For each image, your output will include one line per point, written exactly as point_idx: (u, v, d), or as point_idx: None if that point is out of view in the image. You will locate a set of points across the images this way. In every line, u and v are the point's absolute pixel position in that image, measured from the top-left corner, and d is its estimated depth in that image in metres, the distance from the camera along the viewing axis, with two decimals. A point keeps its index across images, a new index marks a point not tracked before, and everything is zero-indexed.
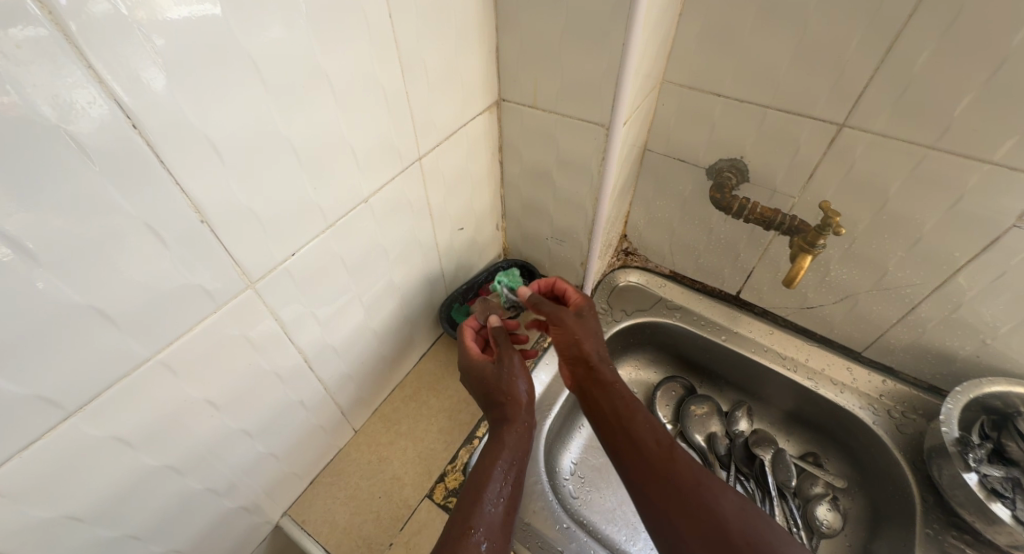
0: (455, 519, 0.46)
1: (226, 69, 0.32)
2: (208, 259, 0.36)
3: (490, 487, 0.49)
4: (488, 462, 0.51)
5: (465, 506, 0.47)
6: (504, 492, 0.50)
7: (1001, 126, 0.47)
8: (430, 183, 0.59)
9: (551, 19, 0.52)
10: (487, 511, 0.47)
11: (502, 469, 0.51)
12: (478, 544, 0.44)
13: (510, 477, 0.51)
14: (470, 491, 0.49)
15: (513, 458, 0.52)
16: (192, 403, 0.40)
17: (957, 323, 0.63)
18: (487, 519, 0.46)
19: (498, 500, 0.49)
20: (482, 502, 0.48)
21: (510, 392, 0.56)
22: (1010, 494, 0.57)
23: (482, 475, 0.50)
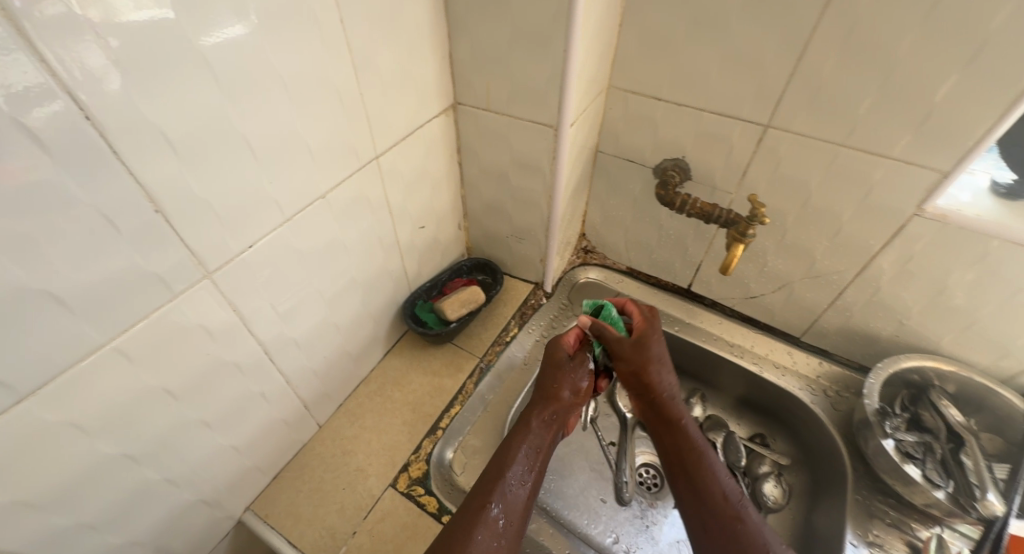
0: (476, 494, 0.51)
1: (179, 68, 0.34)
2: (162, 248, 0.37)
3: (514, 469, 0.53)
4: (517, 445, 0.56)
5: (486, 483, 0.52)
6: (527, 477, 0.54)
7: (897, 125, 0.53)
8: (389, 182, 0.62)
9: (498, 26, 0.56)
10: (509, 490, 0.52)
11: (528, 454, 0.56)
12: (495, 519, 0.49)
13: (535, 464, 0.55)
14: (494, 468, 0.53)
15: (539, 445, 0.57)
16: (149, 390, 0.41)
17: (877, 305, 0.69)
18: (507, 500, 0.51)
19: (521, 484, 0.53)
20: (503, 482, 0.52)
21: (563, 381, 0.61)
22: (920, 457, 0.63)
23: (507, 455, 0.55)
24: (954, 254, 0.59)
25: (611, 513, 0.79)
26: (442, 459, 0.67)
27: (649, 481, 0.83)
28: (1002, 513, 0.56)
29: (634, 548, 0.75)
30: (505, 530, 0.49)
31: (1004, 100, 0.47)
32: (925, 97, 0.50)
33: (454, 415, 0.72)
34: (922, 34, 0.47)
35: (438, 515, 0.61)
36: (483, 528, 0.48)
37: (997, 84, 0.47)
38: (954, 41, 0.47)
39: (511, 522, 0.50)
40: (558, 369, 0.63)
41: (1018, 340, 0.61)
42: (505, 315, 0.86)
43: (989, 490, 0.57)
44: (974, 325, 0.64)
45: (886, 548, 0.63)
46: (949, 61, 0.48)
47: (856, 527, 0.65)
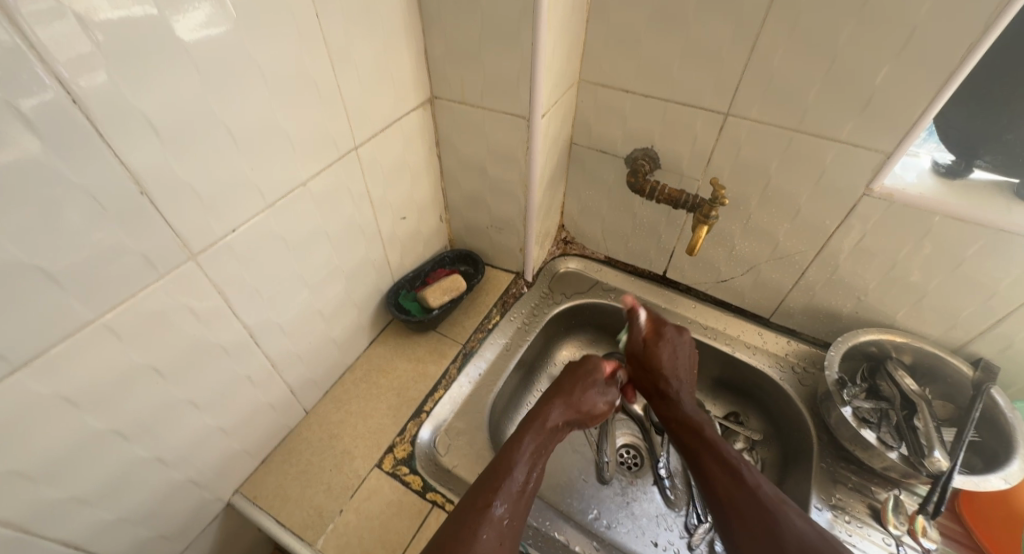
0: (482, 491, 0.55)
1: (162, 59, 0.36)
2: (148, 229, 0.40)
3: (519, 469, 0.58)
4: (522, 446, 0.61)
5: (491, 480, 0.56)
6: (530, 475, 0.59)
7: (843, 110, 0.58)
8: (369, 174, 0.64)
9: (470, 22, 0.59)
10: (513, 483, 0.56)
11: (534, 452, 0.61)
12: (499, 518, 0.53)
13: (537, 464, 0.60)
14: (502, 466, 0.58)
15: (543, 445, 0.63)
16: (136, 368, 0.43)
17: (837, 283, 0.73)
18: (510, 496, 0.55)
19: (525, 481, 0.58)
20: (509, 479, 0.57)
21: (586, 402, 0.70)
22: (876, 422, 0.67)
23: (513, 452, 0.60)
24: (901, 230, 0.63)
25: (593, 492, 0.81)
26: (427, 440, 0.70)
27: (630, 461, 0.85)
28: (947, 468, 0.60)
29: (615, 524, 0.77)
30: (508, 528, 0.53)
31: (935, 83, 0.51)
32: (866, 82, 0.55)
33: (438, 398, 0.74)
34: (859, 23, 0.52)
35: (422, 492, 0.64)
36: (488, 525, 0.52)
37: (927, 68, 0.51)
38: (888, 30, 0.51)
39: (513, 521, 0.54)
40: (586, 387, 0.72)
41: (964, 311, 0.66)
42: (487, 304, 0.88)
43: (936, 448, 0.62)
44: (924, 298, 0.68)
45: (847, 510, 0.66)
46: (884, 48, 0.52)
47: (820, 491, 0.68)
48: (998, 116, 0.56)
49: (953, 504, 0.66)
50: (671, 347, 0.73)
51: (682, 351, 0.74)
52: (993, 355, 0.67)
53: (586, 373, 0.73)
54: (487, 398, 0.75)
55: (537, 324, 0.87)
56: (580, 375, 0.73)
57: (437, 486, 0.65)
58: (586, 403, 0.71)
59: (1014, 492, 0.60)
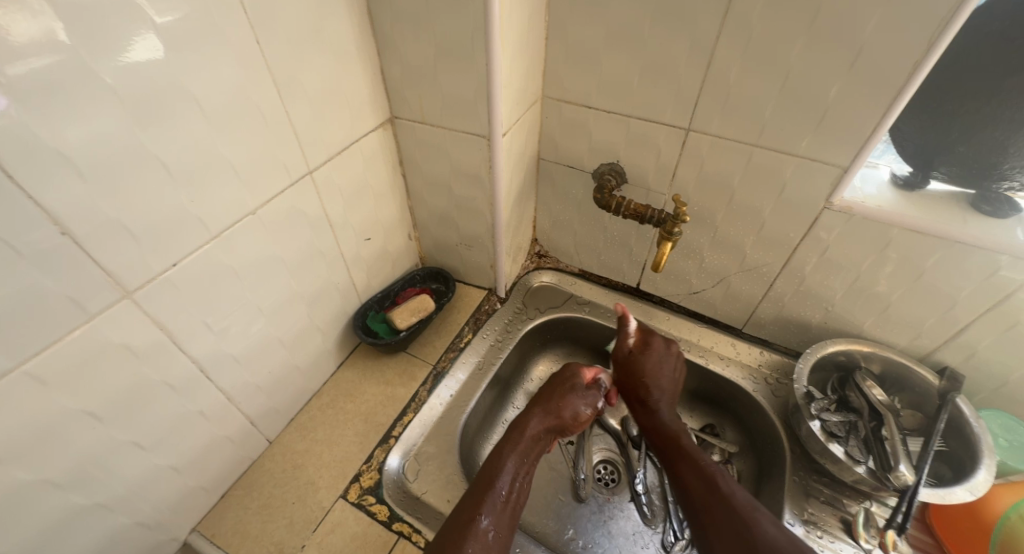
0: (466, 507, 0.54)
1: (80, 91, 0.35)
2: (73, 269, 0.38)
3: (503, 481, 0.57)
4: (503, 461, 0.59)
5: (475, 495, 0.55)
6: (514, 485, 0.57)
7: (798, 126, 0.58)
8: (327, 197, 0.63)
9: (424, 42, 0.58)
10: (497, 494, 0.55)
11: (516, 463, 0.59)
12: (485, 531, 0.51)
13: (520, 475, 0.59)
14: (483, 481, 0.56)
15: (526, 456, 0.61)
16: (68, 413, 0.41)
17: (805, 293, 0.73)
18: (495, 508, 0.54)
19: (508, 492, 0.56)
20: (492, 492, 0.55)
21: (567, 405, 0.68)
22: (844, 435, 0.67)
23: (496, 466, 0.58)
24: (864, 242, 0.63)
25: (569, 511, 0.79)
26: (395, 467, 0.67)
27: (607, 477, 0.83)
28: (912, 482, 0.60)
29: (592, 544, 0.75)
30: (495, 539, 0.51)
31: (883, 99, 0.52)
32: (820, 97, 0.55)
33: (407, 422, 0.72)
34: (809, 40, 0.52)
35: (388, 523, 0.62)
36: (475, 539, 0.50)
37: (876, 83, 0.52)
38: (837, 46, 0.51)
39: (500, 532, 0.52)
40: (569, 391, 0.70)
41: (928, 320, 0.66)
42: (459, 322, 0.86)
43: (901, 461, 0.61)
44: (890, 308, 0.68)
45: (820, 524, 0.66)
46: (833, 65, 0.52)
47: (792, 505, 0.67)
48: (951, 126, 0.56)
49: (922, 515, 0.66)
50: (658, 357, 0.72)
51: (664, 364, 0.72)
52: (958, 363, 0.67)
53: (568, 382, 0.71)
54: (458, 419, 0.73)
55: (510, 341, 0.84)
56: (562, 383, 0.71)
57: (404, 515, 0.63)
58: (568, 409, 0.68)
59: (980, 503, 0.60)
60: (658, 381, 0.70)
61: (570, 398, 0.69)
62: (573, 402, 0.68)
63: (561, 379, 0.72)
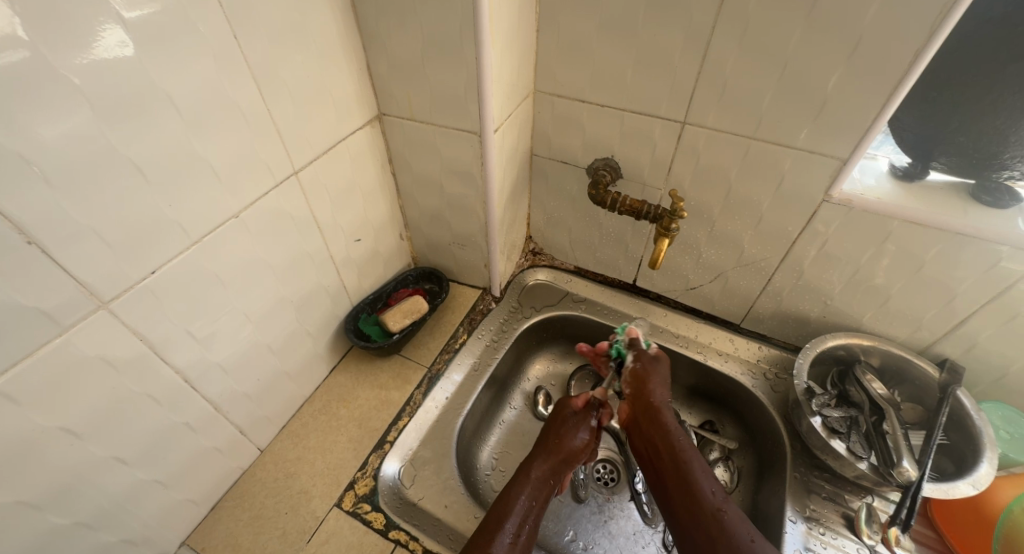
0: (474, 546, 0.53)
1: (42, 92, 0.33)
2: (43, 282, 0.37)
3: (513, 528, 0.55)
4: (512, 502, 0.58)
5: (484, 534, 0.54)
6: (522, 529, 0.56)
7: (795, 119, 0.57)
8: (313, 198, 0.61)
9: (411, 35, 0.56)
10: (504, 540, 0.54)
11: (526, 505, 0.58)
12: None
13: (530, 518, 0.57)
14: (492, 520, 0.55)
15: (536, 497, 0.59)
16: (43, 431, 0.40)
17: (804, 288, 0.72)
18: (504, 551, 0.53)
19: (516, 536, 0.55)
20: (499, 533, 0.54)
21: (561, 437, 0.66)
22: (845, 431, 0.66)
23: (505, 508, 0.57)
24: (863, 234, 0.62)
25: (568, 512, 0.76)
26: (391, 474, 0.66)
27: (606, 476, 0.81)
28: (915, 478, 0.60)
29: (592, 546, 0.73)
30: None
31: (881, 90, 0.51)
32: (818, 88, 0.54)
33: (402, 427, 0.70)
34: (807, 29, 0.51)
35: (385, 531, 0.61)
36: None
37: (874, 74, 0.51)
38: (836, 36, 0.50)
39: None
40: (561, 421, 0.68)
41: (928, 312, 0.65)
42: (453, 323, 0.85)
43: (904, 457, 0.61)
44: (889, 301, 0.67)
45: (822, 521, 0.65)
46: (830, 56, 0.51)
47: (794, 502, 0.66)
48: (950, 117, 0.55)
49: (924, 509, 0.66)
50: (661, 370, 0.68)
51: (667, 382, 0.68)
52: (957, 355, 0.67)
53: (571, 414, 0.69)
54: (453, 423, 0.71)
55: (506, 341, 0.83)
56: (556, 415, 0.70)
57: (401, 522, 0.61)
58: (567, 440, 0.66)
59: (982, 497, 0.60)
60: (661, 396, 0.65)
61: (568, 430, 0.67)
62: (566, 430, 0.67)
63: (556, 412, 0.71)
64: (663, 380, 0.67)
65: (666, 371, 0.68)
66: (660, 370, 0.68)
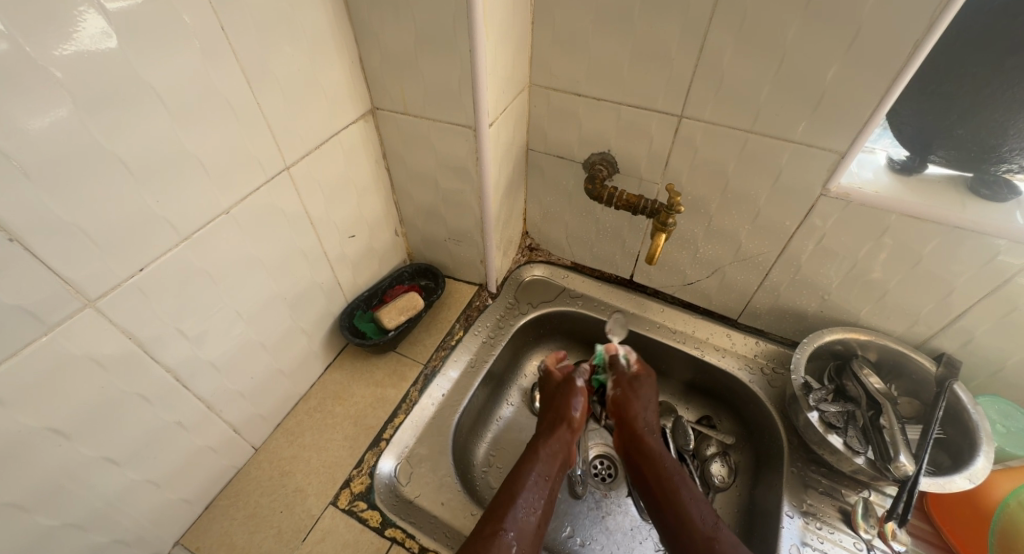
0: (489, 519, 0.52)
1: (22, 85, 0.33)
2: (27, 279, 0.36)
3: (529, 500, 0.55)
4: (525, 476, 0.57)
5: (496, 510, 0.53)
6: (536, 502, 0.56)
7: (792, 112, 0.56)
8: (306, 193, 0.60)
9: (403, 27, 0.55)
10: (519, 513, 0.53)
11: (539, 480, 0.58)
12: (506, 543, 0.50)
13: (543, 490, 0.57)
14: (504, 496, 0.55)
15: (546, 472, 0.59)
16: (30, 431, 0.39)
17: (801, 282, 0.72)
18: (518, 524, 0.52)
19: (531, 508, 0.55)
20: (513, 508, 0.54)
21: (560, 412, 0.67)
22: (843, 426, 0.65)
23: (516, 483, 0.57)
24: (861, 228, 0.62)
25: (565, 508, 0.76)
26: (387, 472, 0.65)
27: (604, 472, 0.80)
28: (912, 472, 0.60)
29: (589, 541, 0.73)
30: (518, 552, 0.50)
31: (879, 83, 0.51)
32: (816, 80, 0.53)
33: (398, 424, 0.70)
34: (805, 21, 0.50)
35: (381, 529, 0.60)
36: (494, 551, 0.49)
37: (873, 67, 0.50)
38: (834, 27, 0.49)
39: (523, 545, 0.51)
40: (557, 397, 0.69)
41: (925, 307, 0.65)
42: (449, 319, 0.84)
43: (901, 453, 0.61)
44: (887, 295, 0.67)
45: (819, 516, 0.64)
46: (828, 48, 0.51)
47: (791, 497, 0.66)
48: (948, 110, 0.55)
49: (921, 503, 0.66)
50: (648, 390, 0.69)
51: (650, 403, 0.69)
52: (954, 349, 0.67)
53: (563, 389, 0.70)
54: (450, 420, 0.71)
55: (502, 337, 0.82)
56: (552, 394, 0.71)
57: (397, 520, 0.61)
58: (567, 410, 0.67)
59: (979, 490, 0.60)
60: (646, 420, 0.66)
61: (567, 401, 0.68)
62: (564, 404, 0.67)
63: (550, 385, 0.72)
64: (650, 399, 0.68)
65: (651, 390, 0.69)
66: (640, 394, 0.69)
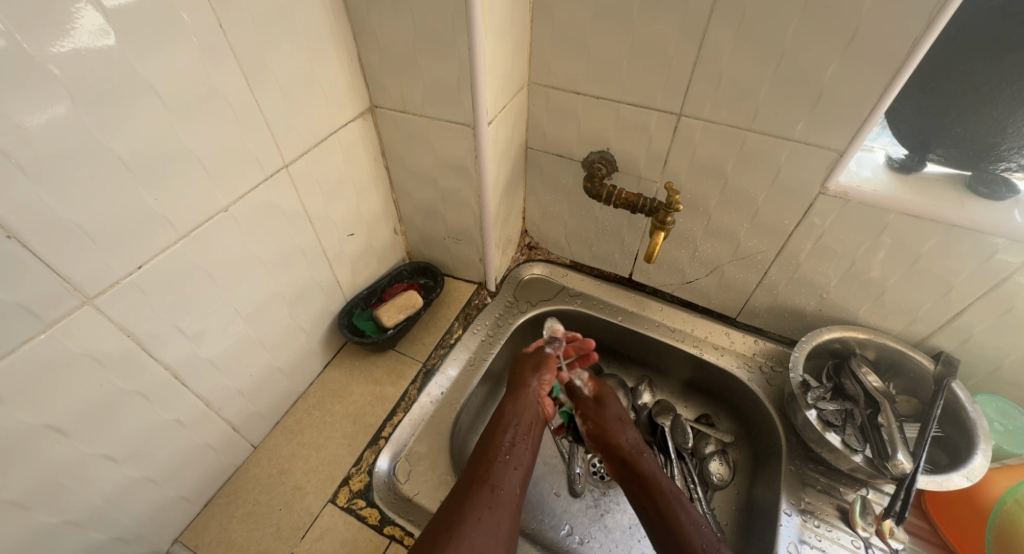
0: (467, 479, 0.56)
1: (19, 81, 0.33)
2: (25, 276, 0.36)
3: (508, 456, 0.59)
4: (502, 437, 0.61)
5: (476, 468, 0.57)
6: (515, 457, 0.60)
7: (791, 110, 0.56)
8: (305, 191, 0.60)
9: (402, 25, 0.55)
10: (500, 468, 0.57)
11: (511, 437, 0.62)
12: (490, 493, 0.54)
13: (518, 445, 0.61)
14: (482, 457, 0.59)
15: (517, 429, 0.63)
16: (29, 429, 0.39)
17: (800, 281, 0.72)
18: (500, 478, 0.56)
19: (510, 460, 0.59)
20: (494, 464, 0.57)
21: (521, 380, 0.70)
22: (840, 424, 0.66)
23: (490, 443, 0.61)
24: (860, 227, 0.62)
25: (565, 506, 0.76)
26: (385, 469, 0.65)
27: (602, 470, 0.80)
28: (910, 470, 0.59)
29: (588, 539, 0.73)
30: (504, 499, 0.54)
31: (878, 81, 0.51)
32: (816, 78, 0.53)
33: (396, 423, 0.70)
34: (804, 19, 0.50)
35: (379, 527, 0.60)
36: (479, 501, 0.52)
37: (871, 65, 0.50)
38: (833, 25, 0.49)
39: (507, 492, 0.55)
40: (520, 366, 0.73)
41: (924, 306, 0.65)
42: (448, 318, 0.84)
43: (899, 450, 0.60)
44: (885, 294, 0.67)
45: (817, 514, 0.64)
46: (827, 47, 0.51)
47: (789, 495, 0.66)
48: (947, 107, 0.55)
49: (919, 501, 0.66)
50: (613, 405, 0.72)
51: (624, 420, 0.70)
52: (953, 348, 0.67)
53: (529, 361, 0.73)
54: (449, 418, 0.71)
55: (501, 336, 0.82)
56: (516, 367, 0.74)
57: (396, 518, 0.61)
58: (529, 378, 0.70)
59: (976, 488, 0.60)
60: (629, 441, 0.67)
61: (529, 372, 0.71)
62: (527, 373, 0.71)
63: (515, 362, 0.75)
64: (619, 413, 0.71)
65: (618, 408, 0.72)
66: (610, 415, 0.70)
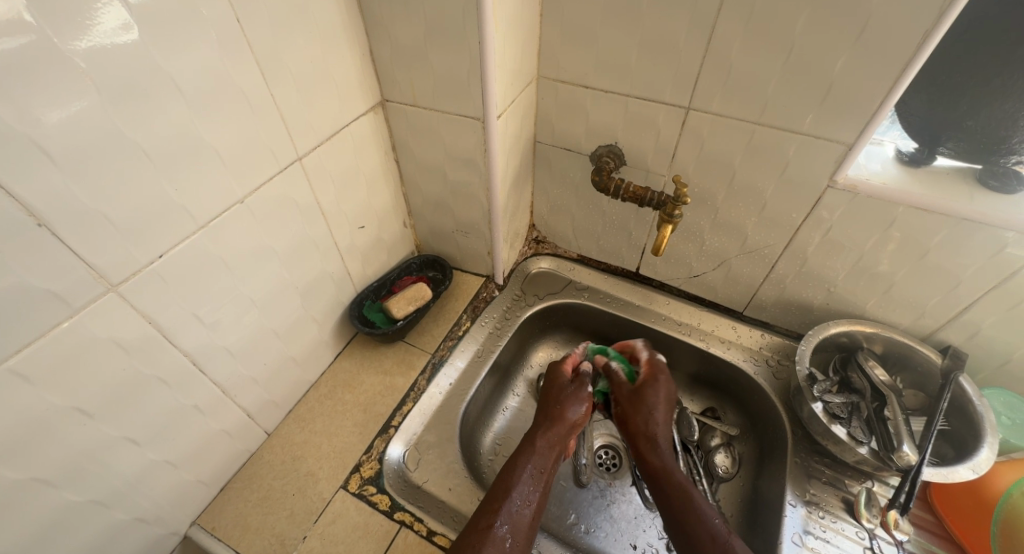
0: (484, 512, 0.53)
1: (47, 75, 0.34)
2: (55, 264, 0.38)
3: (524, 495, 0.55)
4: (520, 472, 0.57)
5: (493, 502, 0.54)
6: (531, 496, 0.55)
7: (798, 104, 0.57)
8: (318, 184, 0.61)
9: (413, 19, 0.56)
10: (514, 506, 0.54)
11: (533, 477, 0.57)
12: (502, 538, 0.51)
13: (539, 484, 0.57)
14: (500, 488, 0.55)
15: (544, 465, 0.59)
16: (57, 410, 0.41)
17: (808, 275, 0.72)
18: (512, 517, 0.53)
19: (526, 503, 0.54)
20: (508, 501, 0.54)
21: (560, 408, 0.65)
22: (846, 417, 0.66)
23: (512, 476, 0.57)
24: (867, 220, 0.62)
25: (571, 496, 0.77)
26: (396, 457, 0.67)
27: (608, 462, 0.81)
28: (916, 462, 0.60)
29: (594, 528, 0.74)
30: (513, 547, 0.50)
31: (889, 75, 0.51)
32: (825, 71, 0.53)
33: (406, 412, 0.71)
34: (814, 12, 0.50)
35: (390, 512, 0.62)
36: (491, 544, 0.49)
37: (882, 58, 0.50)
38: (843, 18, 0.49)
39: (518, 541, 0.51)
40: (560, 392, 0.68)
41: (931, 300, 0.65)
42: (456, 310, 0.85)
43: (905, 442, 0.61)
44: (894, 288, 0.67)
45: (821, 505, 0.65)
46: (837, 40, 0.51)
47: (794, 486, 0.67)
48: (959, 100, 0.55)
49: (924, 493, 0.67)
50: (663, 391, 0.66)
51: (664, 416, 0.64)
52: (961, 342, 0.67)
53: (569, 386, 0.69)
54: (457, 409, 0.72)
55: (509, 328, 0.83)
56: (552, 386, 0.70)
57: (406, 504, 0.62)
58: (568, 412, 0.65)
59: (982, 482, 0.61)
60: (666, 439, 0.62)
61: (568, 402, 0.66)
62: (568, 400, 0.66)
63: (554, 385, 0.70)
64: (658, 400, 0.65)
65: (659, 394, 0.65)
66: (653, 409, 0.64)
